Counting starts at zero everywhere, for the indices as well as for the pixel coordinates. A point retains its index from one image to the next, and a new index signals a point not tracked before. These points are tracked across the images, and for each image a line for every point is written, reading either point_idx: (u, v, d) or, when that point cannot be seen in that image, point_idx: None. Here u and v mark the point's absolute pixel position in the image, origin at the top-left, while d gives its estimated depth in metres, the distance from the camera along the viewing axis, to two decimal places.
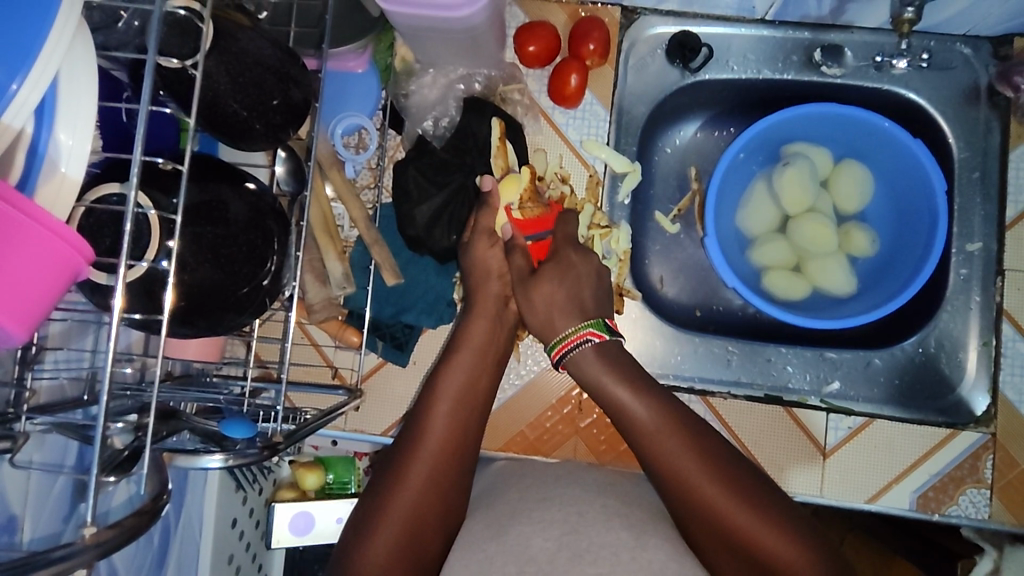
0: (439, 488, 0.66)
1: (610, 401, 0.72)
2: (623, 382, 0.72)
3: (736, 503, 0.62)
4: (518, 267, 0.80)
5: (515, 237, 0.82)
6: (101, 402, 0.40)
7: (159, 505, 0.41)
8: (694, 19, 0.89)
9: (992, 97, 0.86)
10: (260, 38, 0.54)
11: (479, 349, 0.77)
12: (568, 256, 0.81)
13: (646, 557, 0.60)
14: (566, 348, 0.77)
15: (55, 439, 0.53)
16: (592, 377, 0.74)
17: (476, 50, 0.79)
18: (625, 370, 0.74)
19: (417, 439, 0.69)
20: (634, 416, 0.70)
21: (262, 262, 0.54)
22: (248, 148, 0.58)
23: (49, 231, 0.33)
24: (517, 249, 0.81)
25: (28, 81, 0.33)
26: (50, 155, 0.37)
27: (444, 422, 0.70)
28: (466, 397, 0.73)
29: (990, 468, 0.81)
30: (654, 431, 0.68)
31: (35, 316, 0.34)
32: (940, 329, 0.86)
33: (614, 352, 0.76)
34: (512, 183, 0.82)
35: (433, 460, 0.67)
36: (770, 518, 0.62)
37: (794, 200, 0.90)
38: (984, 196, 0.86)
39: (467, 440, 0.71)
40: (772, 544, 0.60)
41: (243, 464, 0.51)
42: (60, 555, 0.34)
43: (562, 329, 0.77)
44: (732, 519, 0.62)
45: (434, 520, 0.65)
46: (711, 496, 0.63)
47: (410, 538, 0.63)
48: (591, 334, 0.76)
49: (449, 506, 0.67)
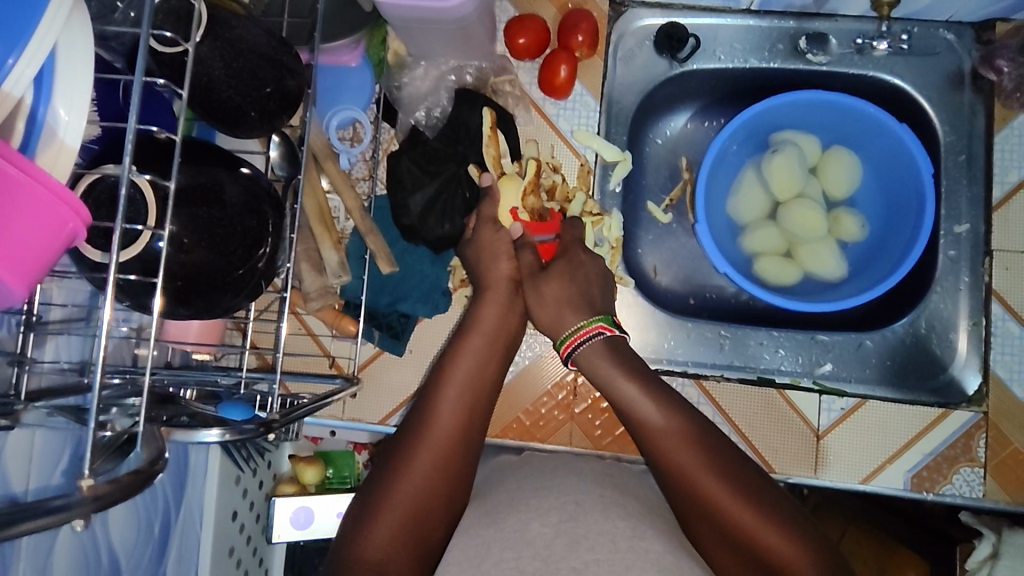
0: (445, 477, 0.66)
1: (620, 401, 0.73)
2: (633, 380, 0.74)
3: (738, 500, 0.62)
4: (528, 263, 0.83)
5: (525, 237, 0.85)
6: (94, 376, 0.40)
7: (155, 467, 0.42)
8: (681, 11, 0.90)
9: (975, 80, 0.87)
10: (255, 27, 0.56)
11: (479, 335, 0.78)
12: (579, 256, 0.83)
13: (643, 546, 0.58)
14: (577, 341, 0.78)
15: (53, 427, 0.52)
16: (602, 377, 0.76)
17: (467, 41, 0.81)
18: (635, 370, 0.75)
19: (423, 429, 0.69)
20: (640, 414, 0.71)
21: (257, 244, 0.55)
22: (245, 136, 0.59)
23: (53, 194, 0.34)
24: (527, 247, 0.84)
25: (24, 57, 0.34)
26: (48, 124, 0.37)
27: (452, 416, 0.71)
28: (475, 391, 0.74)
29: (983, 447, 0.81)
30: (661, 428, 0.69)
31: (35, 274, 0.35)
32: (930, 310, 0.87)
33: (622, 347, 0.78)
34: (511, 181, 0.84)
35: (440, 449, 0.68)
36: (773, 518, 0.61)
37: (784, 186, 0.91)
38: (970, 177, 0.87)
39: (475, 432, 0.72)
40: (773, 542, 0.59)
41: (241, 440, 0.52)
42: (57, 505, 0.35)
43: (572, 324, 0.79)
44: (735, 515, 0.61)
45: (438, 511, 0.65)
46: (715, 491, 0.63)
47: (412, 528, 0.63)
48: (601, 328, 0.78)
49: (453, 494, 0.67)
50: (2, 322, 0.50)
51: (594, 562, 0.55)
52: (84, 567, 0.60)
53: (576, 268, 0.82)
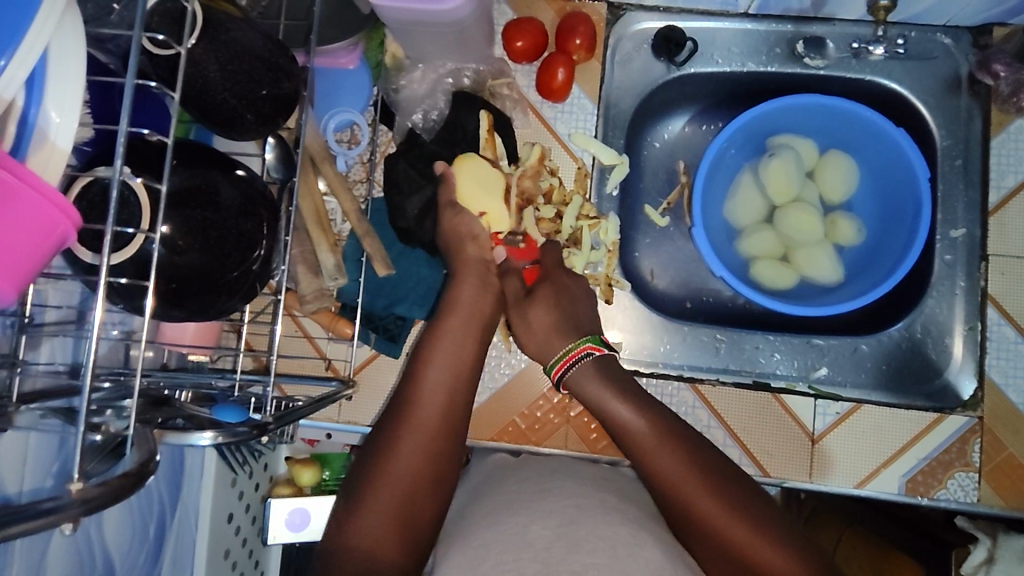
0: (430, 466, 0.65)
1: (611, 420, 0.71)
2: (617, 394, 0.72)
3: (733, 514, 0.61)
4: (513, 289, 0.81)
5: (508, 262, 0.83)
6: (85, 379, 0.40)
7: (149, 469, 0.42)
8: (679, 14, 0.90)
9: (972, 85, 0.87)
10: (251, 30, 0.56)
11: (460, 320, 0.75)
12: (562, 279, 0.83)
13: (644, 556, 0.57)
14: (567, 365, 0.77)
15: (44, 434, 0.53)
16: (589, 392, 0.75)
17: (465, 44, 0.81)
18: (621, 384, 0.74)
19: (404, 418, 0.67)
20: (628, 425, 0.70)
21: (252, 247, 0.55)
22: (240, 138, 0.59)
23: (40, 195, 0.34)
24: (512, 272, 0.82)
25: (15, 59, 0.34)
26: (40, 126, 0.37)
27: (433, 403, 0.68)
28: (457, 376, 0.71)
29: (978, 452, 0.81)
30: (646, 439, 0.68)
31: (25, 275, 0.35)
32: (926, 314, 0.87)
33: (612, 366, 0.77)
34: (465, 163, 0.82)
35: (424, 436, 0.66)
36: (761, 528, 0.61)
37: (780, 190, 0.91)
38: (966, 183, 0.87)
39: (460, 418, 0.70)
40: (768, 557, 0.59)
41: (234, 442, 0.51)
42: (48, 507, 0.35)
43: (562, 347, 0.78)
44: (729, 531, 0.60)
45: (424, 500, 0.64)
46: (707, 509, 0.62)
47: (399, 519, 0.61)
48: (590, 348, 0.78)
49: (440, 480, 0.65)
50: None
51: (592, 568, 0.55)
52: (79, 569, 0.60)
53: (564, 288, 0.82)
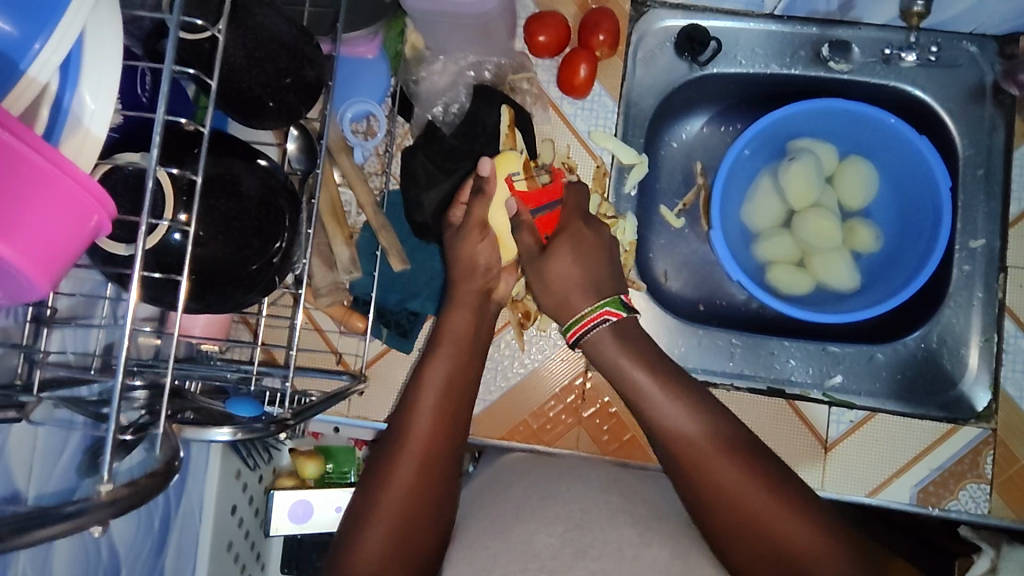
0: (431, 477, 0.64)
1: (634, 390, 0.70)
2: (639, 363, 0.71)
3: (765, 491, 0.61)
4: (527, 246, 0.79)
5: (520, 213, 0.79)
6: (116, 376, 0.38)
7: (172, 466, 0.40)
8: (703, 12, 0.89)
9: (997, 94, 0.87)
10: (278, 15, 0.54)
11: (451, 342, 0.74)
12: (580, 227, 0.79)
13: (649, 556, 0.56)
14: (583, 329, 0.75)
15: (54, 431, 0.52)
16: (610, 360, 0.73)
17: (488, 36, 0.80)
18: (642, 351, 0.73)
19: (400, 437, 0.66)
20: (637, 384, 0.70)
21: (273, 239, 0.53)
22: (259, 126, 0.58)
23: (78, 183, 0.33)
24: (523, 227, 0.79)
25: (50, 43, 0.33)
26: (74, 112, 0.36)
27: (429, 417, 0.67)
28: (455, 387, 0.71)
29: (990, 464, 0.82)
30: (663, 413, 0.67)
31: (57, 268, 0.34)
32: (942, 325, 0.86)
33: (631, 331, 0.75)
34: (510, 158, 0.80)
35: (422, 450, 0.65)
36: (787, 504, 0.61)
37: (799, 194, 0.90)
38: (987, 194, 0.86)
39: (457, 426, 0.69)
40: (793, 534, 0.59)
41: (252, 438, 0.50)
42: (72, 511, 0.34)
43: (579, 309, 0.76)
44: (751, 506, 0.60)
45: (428, 514, 0.63)
46: (730, 486, 0.61)
47: (400, 538, 0.61)
48: (608, 314, 0.74)
49: (443, 496, 0.64)
50: (11, 313, 0.48)
51: (599, 571, 0.54)
52: (84, 561, 0.58)
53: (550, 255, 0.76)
